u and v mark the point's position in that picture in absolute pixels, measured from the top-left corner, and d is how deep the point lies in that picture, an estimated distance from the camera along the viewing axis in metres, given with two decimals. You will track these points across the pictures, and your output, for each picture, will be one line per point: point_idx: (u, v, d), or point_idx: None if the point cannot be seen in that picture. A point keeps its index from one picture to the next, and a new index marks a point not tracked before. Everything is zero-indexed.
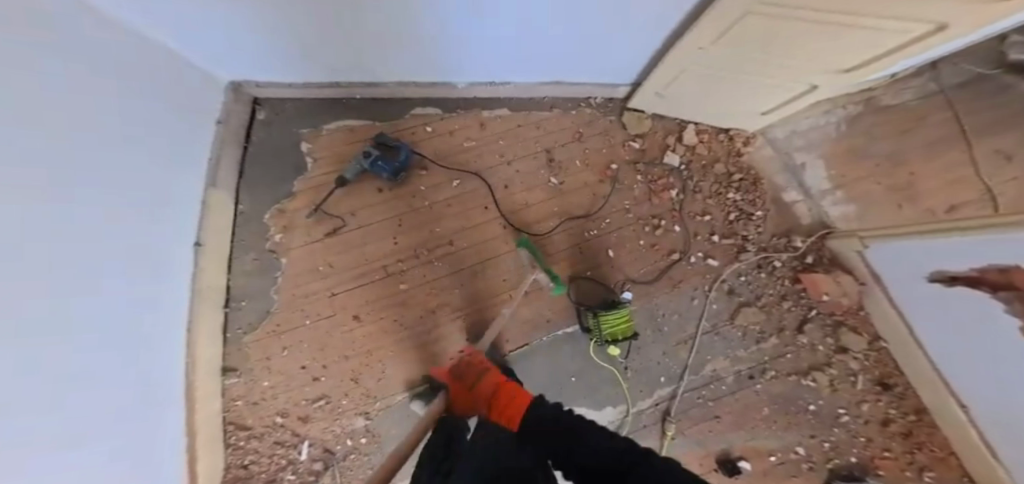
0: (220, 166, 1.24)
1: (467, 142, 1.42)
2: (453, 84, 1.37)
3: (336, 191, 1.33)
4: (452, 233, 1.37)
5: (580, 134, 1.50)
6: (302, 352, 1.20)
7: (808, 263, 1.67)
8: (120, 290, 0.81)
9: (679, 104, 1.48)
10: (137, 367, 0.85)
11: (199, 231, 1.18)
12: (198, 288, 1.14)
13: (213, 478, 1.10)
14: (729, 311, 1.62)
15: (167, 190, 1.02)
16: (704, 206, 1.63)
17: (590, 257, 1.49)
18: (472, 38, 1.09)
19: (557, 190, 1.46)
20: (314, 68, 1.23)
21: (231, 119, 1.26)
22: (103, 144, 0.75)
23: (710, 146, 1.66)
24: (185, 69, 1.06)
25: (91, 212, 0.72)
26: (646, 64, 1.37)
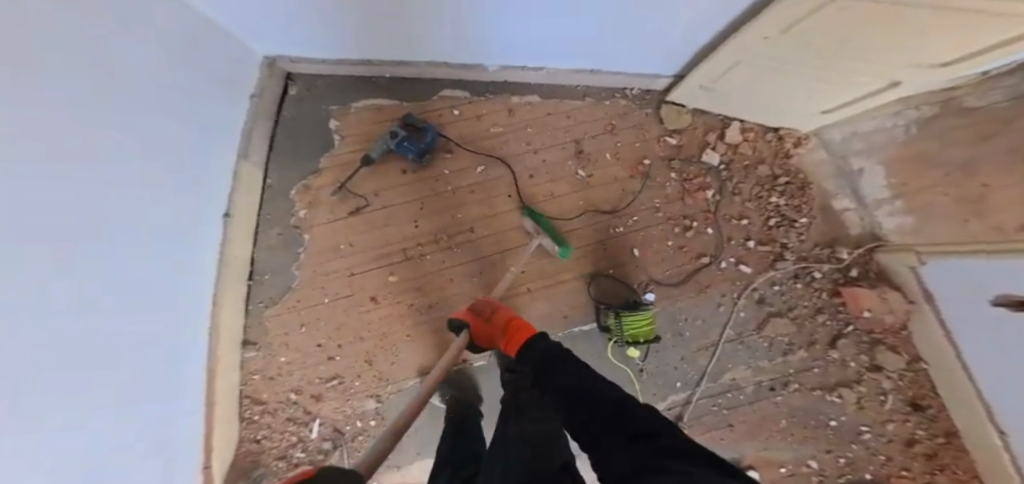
0: (252, 139, 1.26)
1: (494, 128, 1.37)
2: (485, 67, 1.32)
3: (362, 169, 1.33)
4: (473, 219, 1.35)
5: (613, 126, 1.43)
6: (319, 330, 1.22)
7: (852, 276, 1.55)
8: (143, 260, 0.83)
9: (728, 98, 1.37)
10: (158, 338, 0.87)
11: (228, 201, 1.21)
12: (225, 260, 1.18)
13: (228, 448, 1.13)
14: (757, 321, 1.53)
15: (200, 156, 1.05)
16: (743, 209, 1.53)
17: (613, 255, 1.43)
18: (514, 20, 1.05)
19: (584, 183, 1.40)
20: (343, 43, 1.20)
21: (265, 94, 1.28)
22: (131, 115, 0.76)
23: (754, 146, 1.54)
24: (225, 38, 1.08)
25: (117, 183, 0.73)
26: (693, 54, 1.27)
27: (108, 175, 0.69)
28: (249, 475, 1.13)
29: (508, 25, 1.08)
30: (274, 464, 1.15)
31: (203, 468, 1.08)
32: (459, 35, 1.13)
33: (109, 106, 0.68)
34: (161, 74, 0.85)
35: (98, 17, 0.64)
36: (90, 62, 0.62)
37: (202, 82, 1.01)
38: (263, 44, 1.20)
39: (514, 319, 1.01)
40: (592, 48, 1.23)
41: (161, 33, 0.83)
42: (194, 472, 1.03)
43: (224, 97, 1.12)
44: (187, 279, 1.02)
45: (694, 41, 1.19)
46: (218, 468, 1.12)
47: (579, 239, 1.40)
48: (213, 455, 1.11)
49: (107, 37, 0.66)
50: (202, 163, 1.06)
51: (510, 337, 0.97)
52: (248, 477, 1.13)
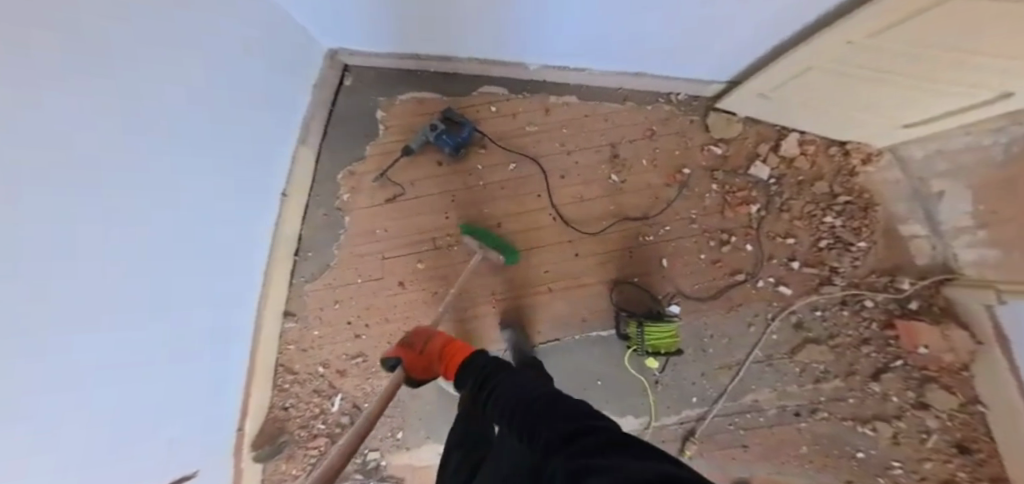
0: (312, 127, 1.36)
1: (528, 127, 1.38)
2: (525, 64, 1.35)
3: (402, 158, 1.37)
4: (501, 215, 1.36)
5: (652, 132, 1.38)
6: (351, 308, 1.31)
7: (911, 309, 1.36)
8: (189, 247, 0.87)
9: (788, 108, 1.27)
10: (200, 316, 0.94)
11: (287, 182, 1.31)
12: (278, 237, 1.29)
13: (261, 408, 1.24)
14: (791, 345, 1.38)
15: (269, 142, 1.19)
16: (789, 227, 1.39)
17: (639, 262, 1.36)
18: (559, 22, 1.10)
19: (617, 188, 1.37)
20: (396, 36, 1.28)
21: (325, 84, 1.38)
22: (181, 110, 0.79)
23: (813, 161, 1.40)
24: (294, 29, 1.20)
25: (165, 177, 0.76)
26: (748, 59, 1.20)
27: (156, 171, 0.73)
28: (274, 440, 1.23)
29: (558, 15, 1.06)
30: (298, 432, 1.25)
31: (238, 428, 1.20)
32: (508, 25, 1.15)
33: (156, 103, 0.70)
34: (211, 68, 0.87)
35: (151, 17, 0.66)
36: (141, 60, 0.64)
37: (251, 76, 1.04)
38: (331, 36, 1.31)
39: (451, 342, 0.92)
40: (645, 45, 1.19)
41: (213, 28, 0.85)
42: (231, 421, 1.16)
43: (279, 92, 1.19)
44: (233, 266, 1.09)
45: (758, 43, 1.10)
46: (251, 429, 1.23)
47: (609, 244, 1.36)
48: (247, 417, 1.22)
49: (159, 35, 0.69)
50: (252, 156, 1.11)
51: (450, 361, 0.87)
52: (274, 441, 1.23)
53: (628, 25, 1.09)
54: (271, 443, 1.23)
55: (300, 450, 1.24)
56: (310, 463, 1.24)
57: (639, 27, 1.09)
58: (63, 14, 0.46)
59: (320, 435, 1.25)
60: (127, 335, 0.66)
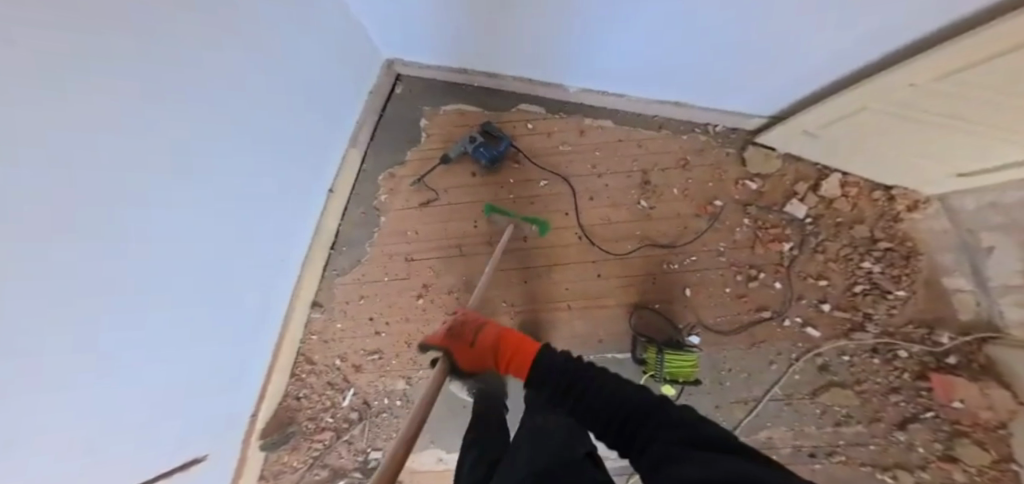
0: (362, 129, 1.43)
1: (562, 146, 1.41)
2: (566, 86, 1.39)
3: (439, 166, 1.42)
4: (528, 229, 1.38)
5: (686, 161, 1.38)
6: (374, 305, 1.36)
7: (949, 363, 1.28)
8: (210, 248, 0.91)
9: (834, 148, 1.24)
10: (214, 314, 0.98)
11: (333, 179, 1.38)
12: (319, 232, 1.36)
13: (276, 395, 1.30)
14: (813, 386, 1.32)
15: (320, 144, 1.27)
16: (822, 268, 1.34)
17: (662, 288, 1.35)
18: (604, 45, 1.14)
19: (645, 214, 1.37)
20: (448, 49, 1.35)
21: (379, 90, 1.46)
22: (213, 118, 0.82)
23: (856, 204, 1.35)
24: (360, 33, 1.31)
25: (189, 182, 0.79)
26: (791, 97, 1.19)
27: (178, 175, 0.76)
28: (283, 429, 1.29)
29: (603, 28, 1.08)
30: (305, 424, 1.30)
31: (252, 414, 1.26)
32: (555, 42, 1.18)
33: (185, 110, 0.73)
34: (249, 78, 0.90)
35: (182, 27, 0.68)
36: (167, 70, 0.67)
37: (294, 87, 1.09)
38: (389, 46, 1.42)
39: (506, 335, 0.88)
40: (688, 70, 1.18)
41: (252, 40, 0.88)
42: (246, 404, 1.22)
43: (333, 98, 1.27)
44: (262, 268, 1.13)
45: (806, 79, 1.09)
46: (264, 415, 1.28)
47: (632, 268, 1.36)
48: (262, 403, 1.28)
49: (192, 46, 0.71)
50: (294, 163, 1.17)
51: (510, 355, 0.83)
52: (283, 430, 1.29)
53: (672, 46, 1.08)
54: (278, 432, 1.28)
55: (304, 441, 1.29)
56: (312, 455, 1.29)
57: (684, 49, 1.09)
58: (72, 29, 0.47)
59: (327, 428, 1.30)
60: (122, 332, 0.69)
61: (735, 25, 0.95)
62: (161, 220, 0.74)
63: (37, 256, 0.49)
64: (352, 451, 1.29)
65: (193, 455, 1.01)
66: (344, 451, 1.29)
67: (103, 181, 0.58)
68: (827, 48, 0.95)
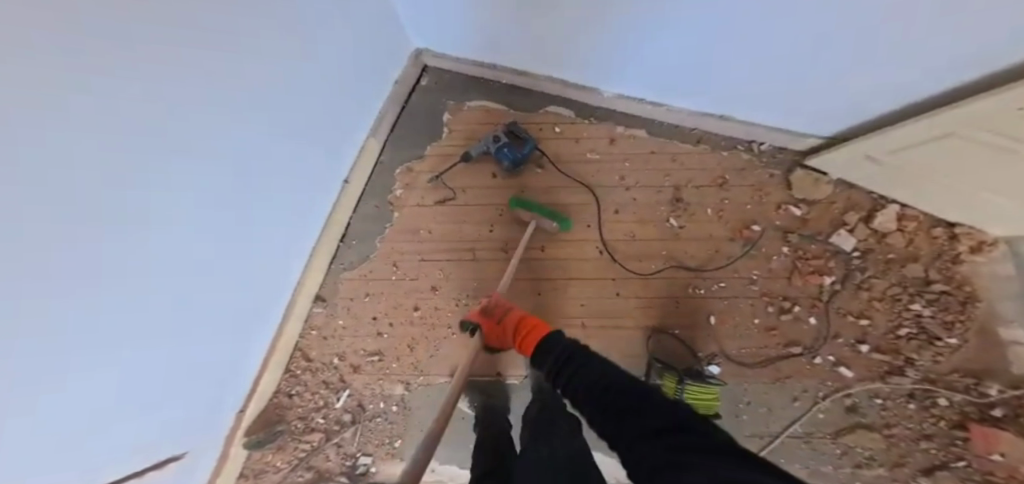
0: (383, 119, 1.38)
1: (590, 154, 1.33)
2: (601, 90, 1.31)
3: (460, 164, 1.36)
4: (547, 237, 1.30)
5: (724, 180, 1.28)
6: (378, 303, 1.30)
7: (993, 415, 1.12)
8: (206, 250, 0.87)
9: (896, 176, 1.12)
10: (211, 318, 0.94)
11: (349, 169, 1.33)
12: (329, 222, 1.30)
13: (266, 392, 1.25)
14: (838, 426, 1.15)
15: (339, 134, 1.23)
16: (866, 306, 1.20)
17: (684, 314, 1.23)
18: (653, 48, 1.07)
19: (673, 233, 1.27)
20: (480, 41, 1.29)
21: (405, 81, 1.41)
22: (221, 113, 0.77)
23: (912, 241, 1.21)
24: (391, 19, 1.27)
25: (189, 183, 0.75)
26: (852, 116, 1.08)
27: (179, 175, 0.71)
28: (271, 428, 1.25)
29: (658, 26, 1.00)
30: (294, 423, 1.26)
31: (238, 410, 1.21)
32: (599, 38, 1.10)
33: (191, 109, 0.69)
34: (267, 67, 0.86)
35: (191, 19, 0.63)
36: (174, 68, 0.62)
37: (314, 70, 1.03)
38: (421, 35, 1.37)
39: (524, 319, 0.93)
40: (741, 80, 1.09)
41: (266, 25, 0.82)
42: (236, 401, 1.18)
43: (357, 85, 1.23)
44: (264, 266, 1.09)
45: (874, 96, 0.99)
46: (251, 413, 1.24)
47: (653, 289, 1.25)
48: (251, 400, 1.24)
49: (200, 38, 0.66)
50: (309, 151, 1.12)
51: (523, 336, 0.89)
52: (271, 428, 1.25)
53: (729, 52, 0.99)
54: (265, 430, 1.24)
55: (291, 441, 1.25)
56: (298, 456, 1.25)
57: (742, 55, 0.99)
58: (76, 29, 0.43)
59: (316, 429, 1.26)
60: (112, 344, 0.66)
61: (804, 29, 0.86)
62: (159, 222, 0.70)
63: (32, 264, 0.45)
64: (341, 454, 1.25)
65: (171, 454, 0.97)
66: (332, 454, 1.25)
67: (104, 180, 0.54)
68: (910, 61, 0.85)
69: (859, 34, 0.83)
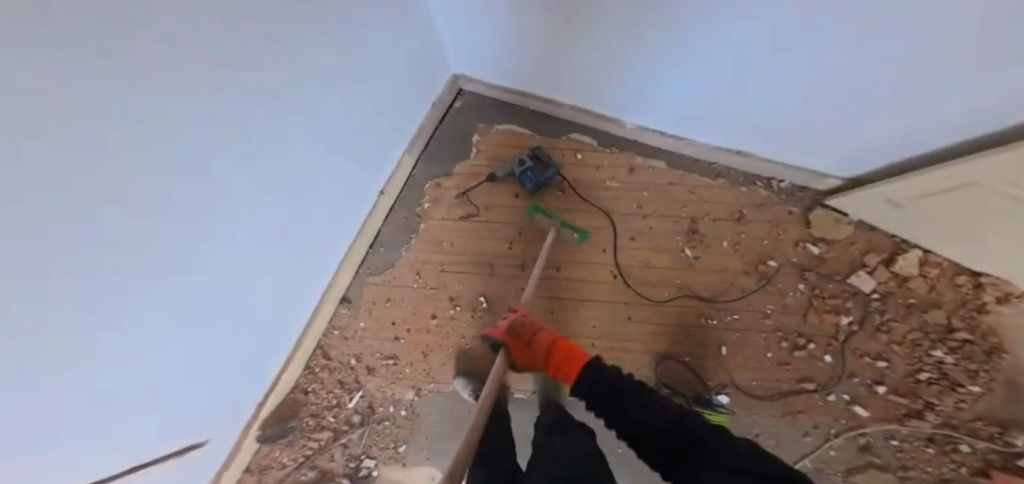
0: (420, 137, 1.48)
1: (610, 181, 1.39)
2: (623, 121, 1.39)
3: (485, 183, 1.44)
4: (564, 259, 1.35)
5: (742, 215, 1.29)
6: (398, 309, 1.36)
7: (1018, 466, 1.03)
8: (224, 260, 0.92)
9: (919, 220, 1.10)
10: (223, 316, 0.99)
11: (386, 182, 1.42)
12: (362, 230, 1.39)
13: (287, 386, 1.31)
14: (851, 466, 1.09)
15: (380, 148, 1.33)
16: (884, 349, 1.14)
17: (694, 343, 1.21)
18: (671, 76, 1.15)
19: (688, 263, 1.28)
20: (514, 69, 1.39)
21: (442, 103, 1.52)
22: (235, 118, 0.80)
23: (934, 286, 1.16)
24: (434, 41, 1.40)
25: (200, 198, 0.79)
26: (872, 158, 1.10)
27: (187, 188, 0.75)
28: (284, 423, 1.30)
29: (682, 52, 1.05)
30: (306, 420, 1.31)
31: (260, 400, 1.27)
32: (627, 63, 1.17)
33: (195, 115, 0.71)
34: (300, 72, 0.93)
35: (194, 32, 0.64)
36: (173, 83, 0.64)
37: (348, 84, 1.10)
38: (461, 61, 1.49)
39: (559, 342, 0.97)
40: (765, 112, 1.12)
41: (290, 40, 0.87)
42: (257, 392, 1.24)
43: (398, 104, 1.34)
44: (286, 273, 1.15)
45: (888, 138, 1.02)
46: (270, 405, 1.29)
47: (665, 315, 1.25)
48: (273, 391, 1.29)
49: (223, 42, 0.71)
50: (348, 155, 1.21)
51: (559, 363, 0.92)
52: (283, 424, 1.30)
53: (754, 76, 1.03)
54: (278, 426, 1.30)
55: (301, 438, 1.31)
56: (304, 454, 1.30)
57: (765, 83, 1.03)
58: (59, 46, 0.44)
59: (326, 428, 1.31)
60: (112, 349, 0.71)
61: (817, 68, 0.93)
62: (166, 235, 0.74)
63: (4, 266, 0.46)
64: (345, 456, 1.29)
65: (189, 443, 1.05)
66: (337, 454, 1.29)
67: (103, 178, 0.57)
68: (921, 104, 0.90)
69: (864, 69, 0.88)
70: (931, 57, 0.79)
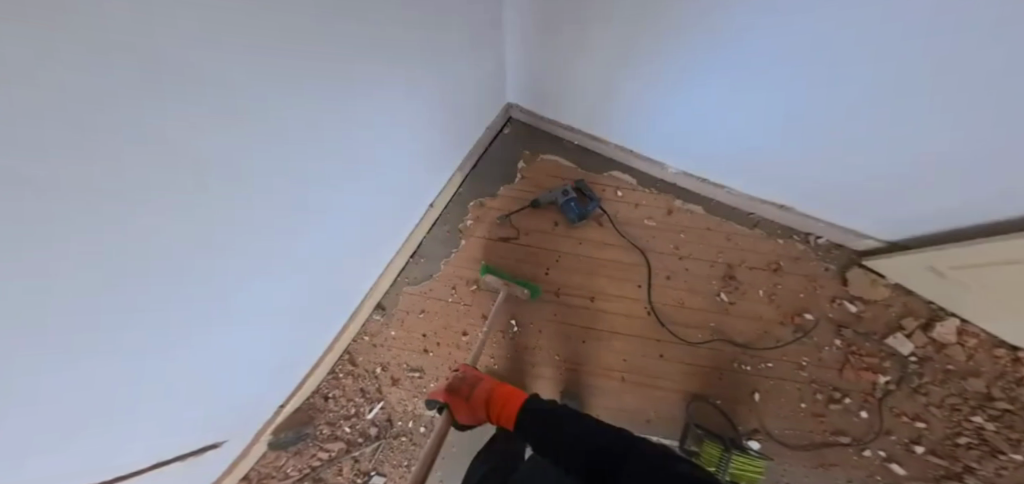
0: (470, 156, 1.54)
1: (648, 220, 1.43)
2: (666, 164, 1.45)
3: (526, 208, 1.48)
4: (599, 290, 1.35)
5: (779, 266, 1.33)
6: (429, 322, 1.36)
7: None
8: (287, 254, 0.94)
9: (959, 289, 1.14)
10: (268, 308, 0.96)
11: (438, 195, 1.46)
12: (407, 243, 1.41)
13: (309, 389, 1.27)
14: None
15: (437, 162, 1.39)
16: (921, 410, 1.14)
17: (727, 387, 1.20)
18: (703, 89, 1.18)
19: (723, 307, 1.29)
20: (568, 105, 1.48)
21: (492, 128, 1.59)
22: (327, 121, 0.84)
23: (971, 355, 1.17)
24: (498, 72, 1.50)
25: (283, 185, 0.81)
26: (915, 213, 1.14)
27: (258, 173, 0.75)
28: (298, 429, 1.24)
29: (709, 71, 1.13)
30: (321, 428, 1.26)
31: (279, 405, 1.20)
32: (665, 86, 1.24)
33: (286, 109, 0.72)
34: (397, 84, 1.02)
35: (257, 41, 0.60)
36: (240, 85, 0.61)
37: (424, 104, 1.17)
38: (517, 93, 1.59)
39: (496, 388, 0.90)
40: (806, 142, 1.15)
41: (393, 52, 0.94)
42: (281, 393, 1.18)
43: (459, 124, 1.41)
44: (332, 273, 1.13)
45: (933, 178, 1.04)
46: (288, 410, 1.23)
47: (698, 356, 1.24)
48: (294, 396, 1.24)
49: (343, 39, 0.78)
50: (411, 164, 1.25)
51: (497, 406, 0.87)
52: (298, 430, 1.24)
53: (789, 99, 1.08)
54: (292, 431, 1.23)
55: (312, 447, 1.25)
56: (312, 465, 1.23)
57: (803, 109, 1.08)
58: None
59: (340, 438, 1.26)
60: (121, 331, 0.60)
61: (851, 97, 1.00)
62: (240, 220, 0.74)
63: (31, 235, 0.41)
64: (354, 470, 1.23)
65: (213, 441, 1.01)
66: (346, 467, 1.23)
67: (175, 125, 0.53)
68: (958, 122, 0.91)
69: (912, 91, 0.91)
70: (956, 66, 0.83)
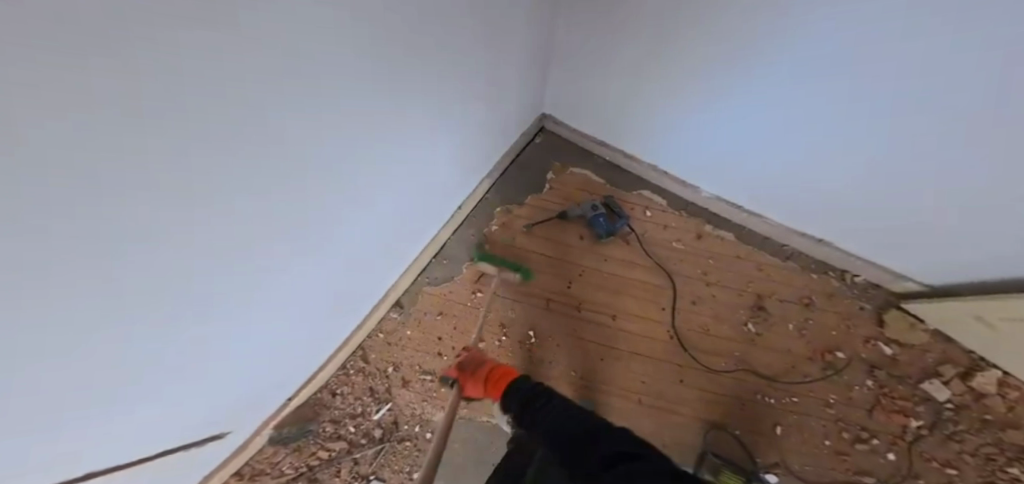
0: (501, 163, 1.52)
1: (676, 243, 1.42)
2: (700, 188, 1.45)
3: (553, 219, 1.46)
4: (621, 309, 1.33)
5: (811, 301, 1.32)
6: (446, 326, 1.33)
7: None
8: (325, 242, 0.91)
9: (1002, 342, 1.14)
10: (293, 297, 0.92)
11: (466, 198, 1.44)
12: (431, 243, 1.39)
13: (315, 385, 1.22)
14: None
15: (473, 165, 1.38)
16: (953, 457, 1.13)
17: (749, 417, 1.18)
18: (745, 109, 1.19)
19: (750, 338, 1.28)
20: (609, 125, 1.47)
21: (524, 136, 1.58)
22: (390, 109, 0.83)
23: (1013, 408, 1.17)
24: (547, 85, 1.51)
25: (339, 165, 0.79)
26: (961, 264, 1.15)
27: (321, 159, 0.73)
28: (302, 425, 1.19)
29: (755, 95, 1.14)
30: (325, 426, 1.21)
31: (286, 399, 1.16)
32: (682, 93, 1.25)
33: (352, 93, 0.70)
34: (458, 84, 1.02)
35: (291, 62, 0.54)
36: (325, 69, 0.61)
37: (475, 109, 1.18)
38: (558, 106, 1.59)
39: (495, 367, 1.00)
40: (803, 145, 1.16)
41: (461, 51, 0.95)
42: (292, 387, 1.15)
43: (501, 131, 1.41)
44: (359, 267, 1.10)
45: (949, 198, 1.05)
46: (293, 405, 1.18)
47: (722, 384, 1.22)
48: (300, 393, 1.19)
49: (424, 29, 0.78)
50: (448, 164, 1.23)
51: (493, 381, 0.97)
52: (302, 425, 1.19)
53: (793, 108, 1.11)
54: (296, 426, 1.18)
55: (314, 445, 1.19)
56: (309, 464, 1.17)
57: (812, 122, 1.11)
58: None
59: (343, 437, 1.21)
60: (147, 309, 0.56)
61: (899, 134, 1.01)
62: (287, 197, 0.71)
63: (69, 232, 0.38)
64: (353, 473, 1.18)
65: (216, 432, 0.95)
66: (343, 469, 1.18)
67: (248, 102, 0.51)
68: (949, 127, 0.94)
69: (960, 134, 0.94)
70: (955, 70, 0.86)
